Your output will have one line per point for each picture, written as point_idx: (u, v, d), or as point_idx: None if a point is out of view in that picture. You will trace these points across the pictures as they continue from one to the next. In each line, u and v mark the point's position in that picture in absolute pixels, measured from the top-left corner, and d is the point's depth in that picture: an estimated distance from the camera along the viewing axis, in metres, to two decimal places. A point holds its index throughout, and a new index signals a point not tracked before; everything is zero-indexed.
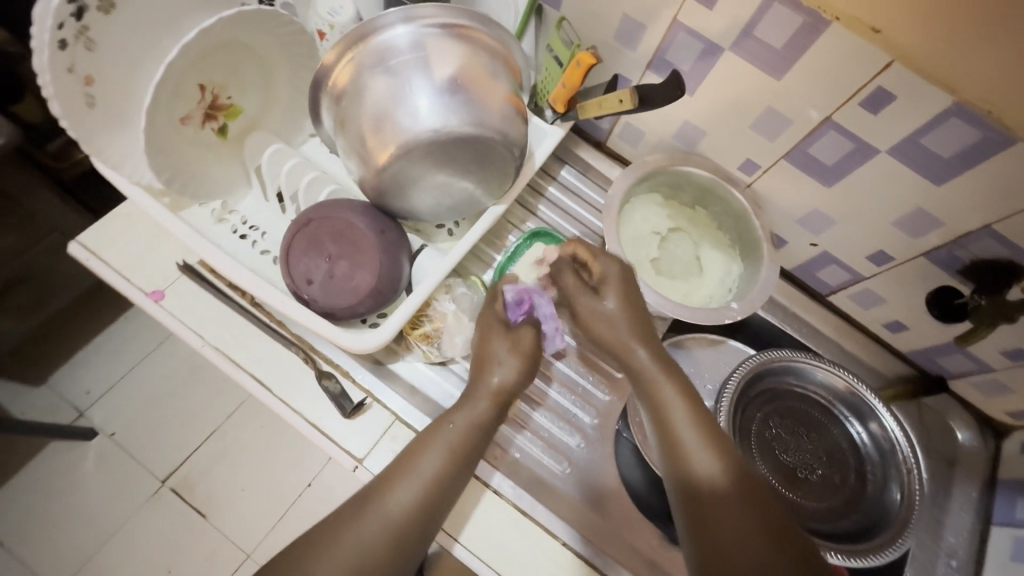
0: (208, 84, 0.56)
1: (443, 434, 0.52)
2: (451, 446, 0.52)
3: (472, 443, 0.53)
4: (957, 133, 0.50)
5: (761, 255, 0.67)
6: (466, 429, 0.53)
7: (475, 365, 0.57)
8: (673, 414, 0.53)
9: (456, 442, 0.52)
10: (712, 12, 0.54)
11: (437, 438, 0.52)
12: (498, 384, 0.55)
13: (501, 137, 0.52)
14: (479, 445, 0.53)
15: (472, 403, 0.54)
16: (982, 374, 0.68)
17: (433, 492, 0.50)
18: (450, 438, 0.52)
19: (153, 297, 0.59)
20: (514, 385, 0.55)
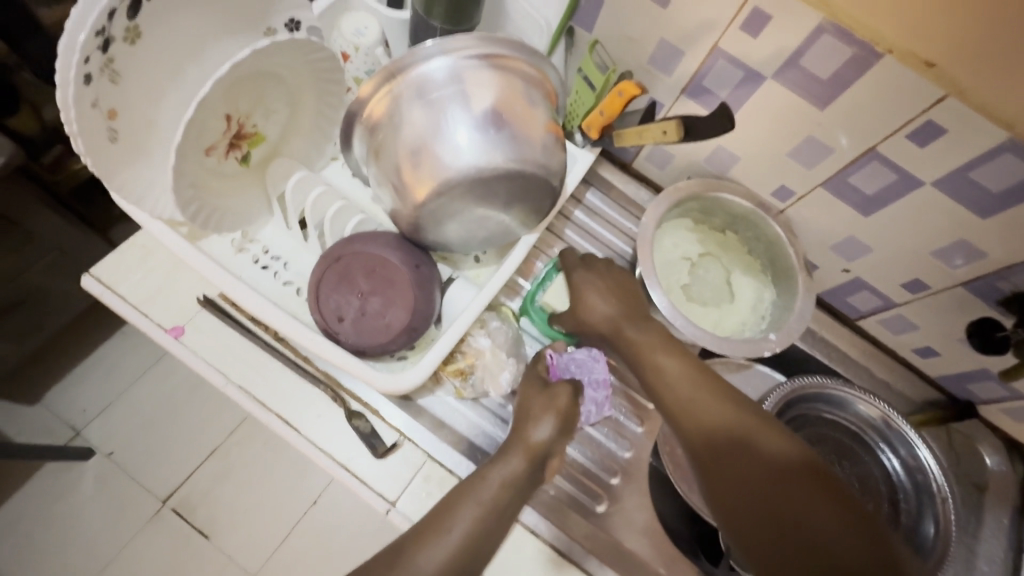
0: (235, 113, 0.53)
1: (477, 489, 0.50)
2: (487, 502, 0.50)
3: (508, 498, 0.51)
4: (1009, 169, 0.49)
5: (795, 283, 0.66)
6: (504, 485, 0.51)
7: (518, 419, 0.57)
8: (671, 378, 0.56)
9: (488, 498, 0.50)
10: (756, 40, 0.53)
11: (473, 494, 0.50)
12: (540, 439, 0.54)
13: (542, 170, 0.50)
14: (514, 502, 0.51)
15: (508, 459, 0.53)
16: (1014, 402, 0.68)
17: (468, 548, 0.47)
18: (484, 494, 0.50)
19: (172, 333, 0.56)
20: (555, 443, 0.55)
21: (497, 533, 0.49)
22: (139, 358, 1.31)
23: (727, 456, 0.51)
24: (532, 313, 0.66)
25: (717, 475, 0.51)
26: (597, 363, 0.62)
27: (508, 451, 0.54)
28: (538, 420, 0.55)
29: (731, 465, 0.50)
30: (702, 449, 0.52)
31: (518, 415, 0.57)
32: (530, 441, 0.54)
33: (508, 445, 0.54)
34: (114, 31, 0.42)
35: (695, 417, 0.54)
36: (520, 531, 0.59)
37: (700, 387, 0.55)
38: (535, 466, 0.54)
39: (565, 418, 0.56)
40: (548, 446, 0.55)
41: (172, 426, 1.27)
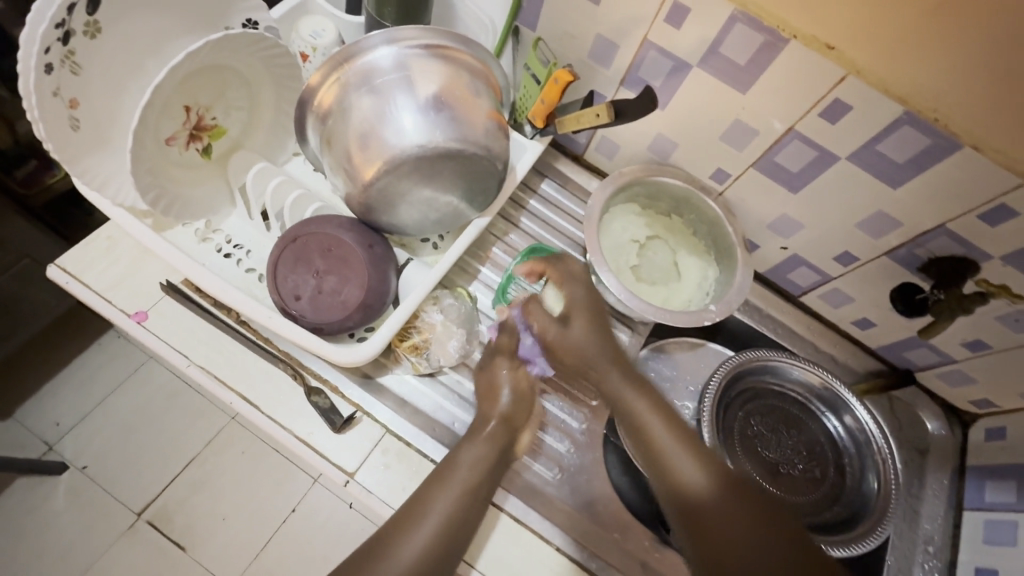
0: (193, 105, 0.57)
1: (453, 472, 0.54)
2: (461, 487, 0.53)
3: (480, 481, 0.54)
4: (910, 140, 0.54)
5: (735, 259, 0.70)
6: (472, 462, 0.54)
7: (482, 395, 0.60)
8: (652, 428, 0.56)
9: (466, 483, 0.53)
10: (679, 31, 0.58)
11: (449, 478, 0.53)
12: (502, 407, 0.58)
13: (484, 152, 0.54)
14: (487, 484, 0.54)
15: (475, 445, 0.56)
16: (946, 366, 0.72)
17: (445, 533, 0.50)
18: (456, 479, 0.53)
19: (135, 318, 0.58)
20: (513, 413, 0.58)
21: (473, 519, 0.52)
22: (113, 370, 1.31)
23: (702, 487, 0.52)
24: (505, 304, 0.69)
25: (693, 508, 0.51)
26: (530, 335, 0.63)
27: (476, 429, 0.57)
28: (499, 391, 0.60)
29: (705, 498, 0.51)
30: (679, 479, 0.53)
31: (481, 391, 0.60)
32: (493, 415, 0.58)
33: (475, 427, 0.57)
34: (74, 25, 0.45)
35: (669, 447, 0.54)
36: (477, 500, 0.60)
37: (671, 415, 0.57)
38: (503, 447, 0.56)
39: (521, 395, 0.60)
40: (506, 427, 0.57)
41: (147, 437, 1.27)
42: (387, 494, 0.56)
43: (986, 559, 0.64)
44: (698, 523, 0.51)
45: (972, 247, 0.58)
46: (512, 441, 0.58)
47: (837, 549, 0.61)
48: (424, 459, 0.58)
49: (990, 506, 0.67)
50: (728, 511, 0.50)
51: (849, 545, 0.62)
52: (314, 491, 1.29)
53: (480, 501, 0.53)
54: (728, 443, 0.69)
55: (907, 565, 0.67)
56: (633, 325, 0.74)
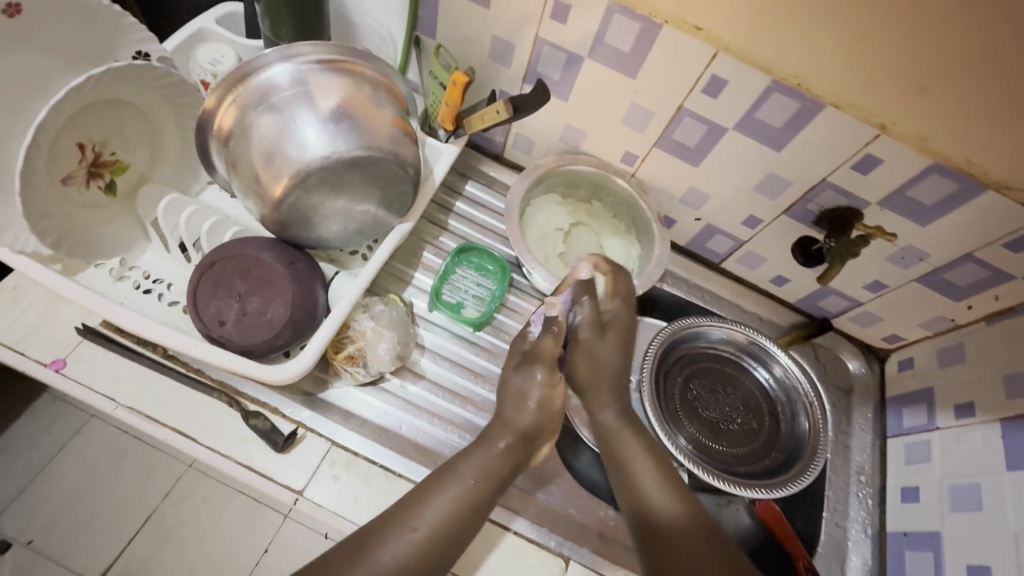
0: (88, 142, 0.56)
1: (454, 477, 0.52)
2: (459, 494, 0.51)
3: (479, 491, 0.52)
4: (781, 105, 0.59)
5: (652, 234, 0.75)
6: (478, 467, 0.53)
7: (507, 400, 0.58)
8: (625, 449, 0.58)
9: (463, 494, 0.51)
10: (566, 26, 0.61)
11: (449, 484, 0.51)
12: (527, 420, 0.57)
13: (391, 156, 0.55)
14: (489, 498, 0.52)
15: (480, 453, 0.54)
16: (856, 309, 0.79)
17: (437, 539, 0.48)
18: (454, 490, 0.51)
19: (53, 367, 0.56)
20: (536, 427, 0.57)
21: (470, 526, 0.50)
22: (53, 436, 1.19)
23: (664, 513, 0.52)
24: (442, 306, 0.70)
25: (651, 531, 0.51)
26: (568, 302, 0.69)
27: (488, 442, 0.56)
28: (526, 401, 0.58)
29: (671, 517, 0.51)
30: (642, 499, 0.54)
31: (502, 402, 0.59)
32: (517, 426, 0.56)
33: (487, 436, 0.56)
34: None
35: (643, 471, 0.55)
36: None
37: (653, 449, 0.58)
38: (514, 460, 0.55)
39: (551, 407, 0.58)
40: (520, 441, 0.56)
41: (95, 501, 1.15)
42: (338, 504, 0.56)
43: (909, 478, 0.70)
44: (653, 535, 0.51)
45: (853, 197, 0.64)
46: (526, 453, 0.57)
47: (752, 491, 0.66)
48: (372, 466, 0.59)
49: (908, 430, 0.73)
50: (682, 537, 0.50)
51: (772, 488, 0.67)
52: (286, 529, 1.21)
53: (476, 511, 0.51)
54: (669, 409, 0.72)
55: (842, 496, 0.72)
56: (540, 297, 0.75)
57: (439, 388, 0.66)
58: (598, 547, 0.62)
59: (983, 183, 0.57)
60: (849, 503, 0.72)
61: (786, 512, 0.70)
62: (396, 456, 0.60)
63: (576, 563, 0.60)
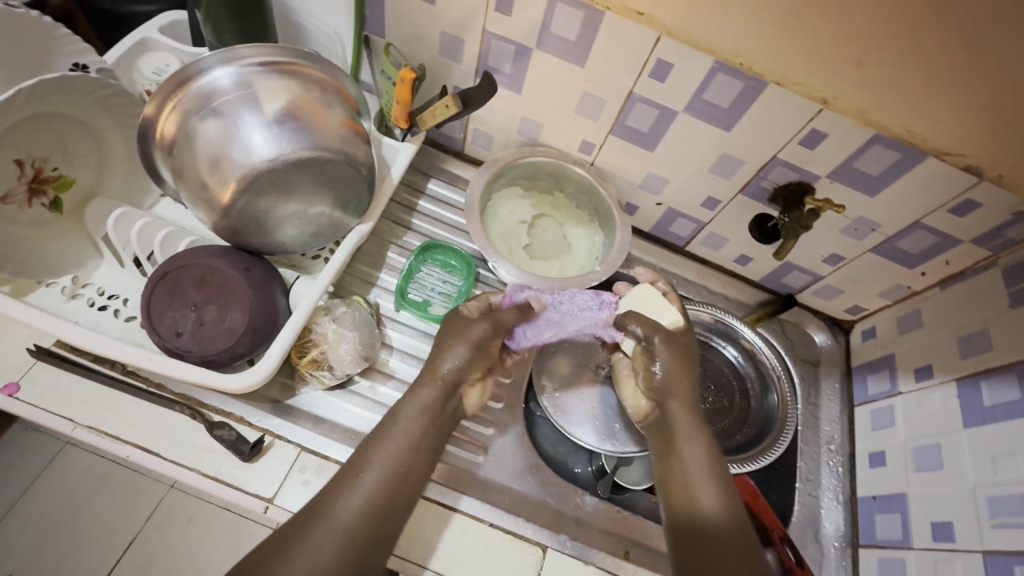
0: (26, 158, 0.54)
1: (396, 427, 0.53)
2: (404, 437, 0.53)
3: (425, 430, 0.54)
4: (727, 86, 0.60)
5: (614, 221, 0.75)
6: (417, 419, 0.54)
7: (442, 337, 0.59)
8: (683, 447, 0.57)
9: (414, 433, 0.53)
10: (511, 17, 0.61)
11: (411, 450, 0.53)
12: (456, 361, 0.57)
13: (341, 156, 0.55)
14: (431, 434, 0.55)
15: (420, 393, 0.55)
16: (818, 283, 0.80)
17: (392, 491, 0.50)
18: (395, 433, 0.53)
19: (5, 391, 0.54)
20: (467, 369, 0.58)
21: (416, 464, 0.52)
22: (26, 468, 1.15)
23: (702, 517, 0.53)
24: (408, 305, 0.70)
25: (693, 530, 0.52)
26: (594, 320, 0.70)
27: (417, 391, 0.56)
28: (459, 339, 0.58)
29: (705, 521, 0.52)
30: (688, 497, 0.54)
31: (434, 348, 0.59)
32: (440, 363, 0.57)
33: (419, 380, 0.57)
34: None
35: (691, 474, 0.55)
36: None
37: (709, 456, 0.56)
38: (447, 393, 0.57)
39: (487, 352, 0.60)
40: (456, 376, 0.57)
41: (75, 529, 1.12)
42: None
43: (876, 443, 0.72)
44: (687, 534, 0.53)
45: (804, 171, 0.66)
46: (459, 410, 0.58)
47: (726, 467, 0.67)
48: None
49: (873, 397, 0.75)
50: (726, 541, 0.51)
51: (744, 462, 0.69)
52: None
53: (427, 450, 0.54)
54: None
55: (814, 466, 0.74)
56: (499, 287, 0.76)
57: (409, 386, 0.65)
58: (576, 532, 0.62)
59: (924, 150, 0.58)
60: (821, 472, 0.74)
61: (761, 486, 0.71)
62: None
63: (554, 551, 0.60)
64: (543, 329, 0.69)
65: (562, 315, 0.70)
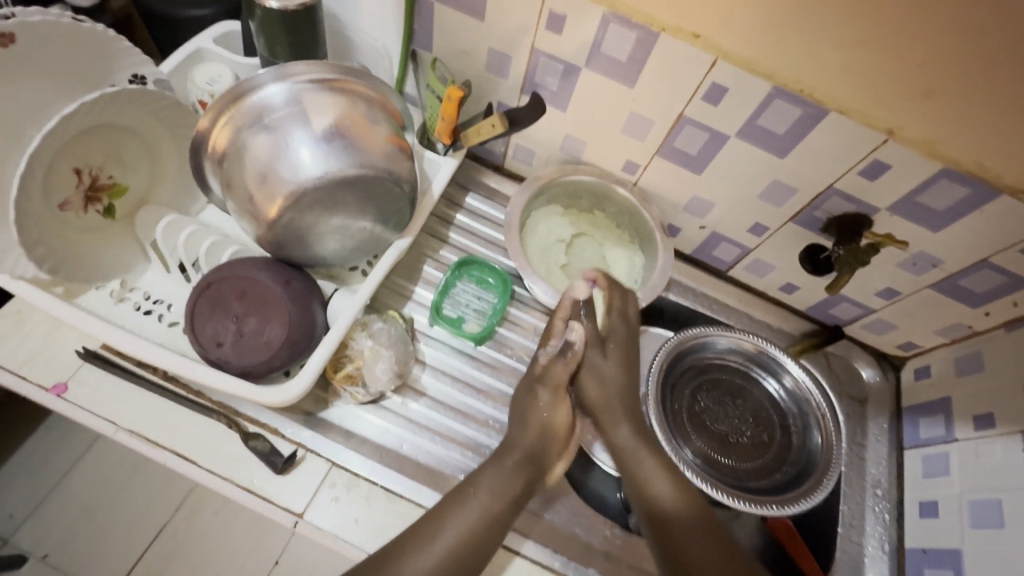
0: (84, 167, 0.56)
1: (474, 497, 0.54)
2: (482, 511, 0.53)
3: (500, 509, 0.54)
4: (785, 113, 0.57)
5: (655, 244, 0.74)
6: (496, 488, 0.55)
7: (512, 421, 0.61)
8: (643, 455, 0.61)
9: (490, 506, 0.53)
10: (562, 36, 0.60)
11: (470, 496, 0.54)
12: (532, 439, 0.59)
13: (386, 174, 0.55)
14: (508, 511, 0.54)
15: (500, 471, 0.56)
16: (868, 317, 0.76)
17: (463, 544, 0.51)
18: (478, 504, 0.53)
19: (54, 391, 0.56)
20: (542, 449, 0.59)
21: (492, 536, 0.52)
22: (64, 451, 1.18)
23: (663, 500, 0.58)
24: (443, 321, 0.70)
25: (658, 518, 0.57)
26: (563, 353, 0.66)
27: (499, 455, 0.58)
28: (529, 415, 0.60)
29: (667, 506, 0.57)
30: (647, 493, 0.59)
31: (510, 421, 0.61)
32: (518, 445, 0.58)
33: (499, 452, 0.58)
34: None
35: (650, 467, 0.60)
36: None
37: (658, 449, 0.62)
38: (528, 469, 0.57)
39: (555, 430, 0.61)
40: (530, 462, 0.58)
41: (110, 514, 1.15)
42: (339, 527, 0.56)
43: (927, 492, 0.68)
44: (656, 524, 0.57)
45: (862, 203, 0.62)
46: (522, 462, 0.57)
47: (764, 507, 0.63)
48: (374, 486, 0.58)
49: (925, 441, 0.71)
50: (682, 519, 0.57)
51: (785, 504, 0.64)
52: (296, 539, 1.20)
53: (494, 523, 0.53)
54: (676, 422, 0.71)
55: (858, 510, 0.70)
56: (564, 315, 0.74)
57: (440, 405, 0.65)
58: (604, 566, 0.61)
59: (996, 187, 0.54)
60: (865, 518, 0.70)
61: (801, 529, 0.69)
62: (397, 477, 0.59)
63: None
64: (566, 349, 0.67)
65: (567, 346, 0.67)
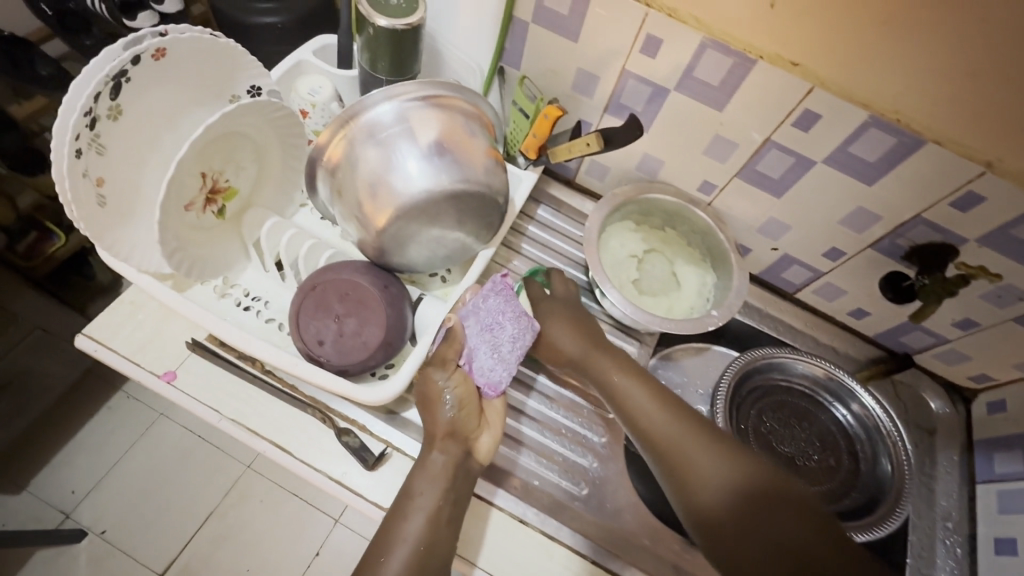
0: (209, 172, 0.60)
1: (415, 505, 0.53)
2: (427, 510, 0.53)
3: (441, 505, 0.53)
4: (880, 141, 0.58)
5: (730, 264, 0.74)
6: (432, 491, 0.53)
7: (420, 407, 0.58)
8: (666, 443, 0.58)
9: (433, 505, 0.53)
10: (655, 59, 0.62)
11: (416, 500, 0.53)
12: (446, 421, 0.56)
13: (485, 188, 0.58)
14: (451, 505, 0.54)
15: (428, 469, 0.55)
16: (941, 347, 0.76)
17: (422, 545, 0.51)
18: (422, 502, 0.53)
19: (165, 378, 0.60)
20: (460, 426, 0.56)
21: (445, 534, 0.53)
22: (125, 433, 1.24)
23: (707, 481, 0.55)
24: None
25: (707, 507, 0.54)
26: (484, 359, 0.58)
27: (425, 455, 0.56)
28: (439, 402, 0.57)
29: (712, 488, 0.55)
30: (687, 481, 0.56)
31: (422, 406, 0.58)
32: (437, 431, 0.56)
33: (426, 449, 0.56)
34: (98, 110, 0.49)
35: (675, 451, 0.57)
36: (511, 522, 0.62)
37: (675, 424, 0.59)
38: (460, 458, 0.55)
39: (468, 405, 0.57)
40: (452, 445, 0.55)
41: (166, 495, 1.20)
42: None
43: (1003, 528, 0.67)
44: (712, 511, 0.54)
45: (949, 233, 0.62)
46: (466, 452, 0.56)
47: None
48: None
49: (1001, 477, 0.70)
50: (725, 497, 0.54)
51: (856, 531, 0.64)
52: (337, 532, 1.23)
53: (448, 525, 0.53)
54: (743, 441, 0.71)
55: (928, 542, 0.69)
56: (640, 336, 0.76)
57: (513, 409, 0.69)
58: None
59: None
60: (936, 550, 0.69)
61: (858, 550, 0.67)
62: None
63: None
64: (485, 353, 0.58)
65: (489, 336, 0.58)
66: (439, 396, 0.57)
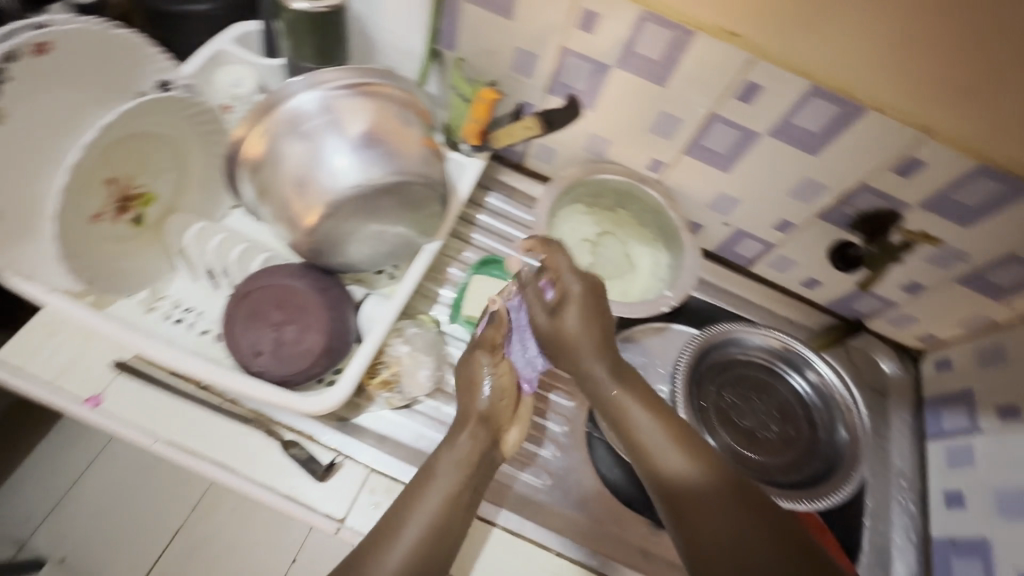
0: (117, 177, 0.56)
1: (428, 488, 0.50)
2: (440, 497, 0.50)
3: (459, 489, 0.51)
4: (821, 110, 0.57)
5: (682, 241, 0.73)
6: (451, 476, 0.51)
7: (462, 390, 0.57)
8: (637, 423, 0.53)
9: (452, 488, 0.50)
10: (593, 35, 0.60)
11: (425, 489, 0.50)
12: (483, 405, 0.55)
13: (422, 179, 0.54)
14: (468, 491, 0.51)
15: (451, 451, 0.52)
16: (890, 310, 0.77)
17: (426, 534, 0.48)
18: (433, 491, 0.50)
19: (89, 404, 0.56)
20: (496, 413, 0.55)
21: (457, 522, 0.50)
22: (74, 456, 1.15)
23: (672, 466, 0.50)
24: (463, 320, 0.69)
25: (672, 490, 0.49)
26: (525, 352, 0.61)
27: (452, 435, 0.54)
28: (478, 387, 0.56)
29: (680, 473, 0.49)
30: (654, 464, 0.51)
31: (460, 392, 0.57)
32: (470, 415, 0.55)
33: (450, 433, 0.54)
34: None
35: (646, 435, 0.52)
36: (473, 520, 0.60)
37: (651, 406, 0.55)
38: (485, 445, 0.54)
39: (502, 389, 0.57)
40: (484, 428, 0.54)
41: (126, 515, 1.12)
42: None
43: (953, 482, 0.69)
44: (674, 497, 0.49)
45: (892, 199, 0.63)
46: (494, 438, 0.55)
47: (796, 503, 0.64)
48: None
49: (949, 433, 0.72)
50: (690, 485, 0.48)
51: (815, 499, 0.65)
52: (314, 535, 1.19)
53: (464, 510, 0.51)
54: (704, 419, 0.71)
55: (883, 502, 0.71)
56: None
57: None
58: (642, 564, 0.61)
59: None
60: (892, 510, 0.71)
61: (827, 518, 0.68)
62: None
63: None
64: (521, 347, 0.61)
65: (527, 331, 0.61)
66: (480, 380, 0.57)
